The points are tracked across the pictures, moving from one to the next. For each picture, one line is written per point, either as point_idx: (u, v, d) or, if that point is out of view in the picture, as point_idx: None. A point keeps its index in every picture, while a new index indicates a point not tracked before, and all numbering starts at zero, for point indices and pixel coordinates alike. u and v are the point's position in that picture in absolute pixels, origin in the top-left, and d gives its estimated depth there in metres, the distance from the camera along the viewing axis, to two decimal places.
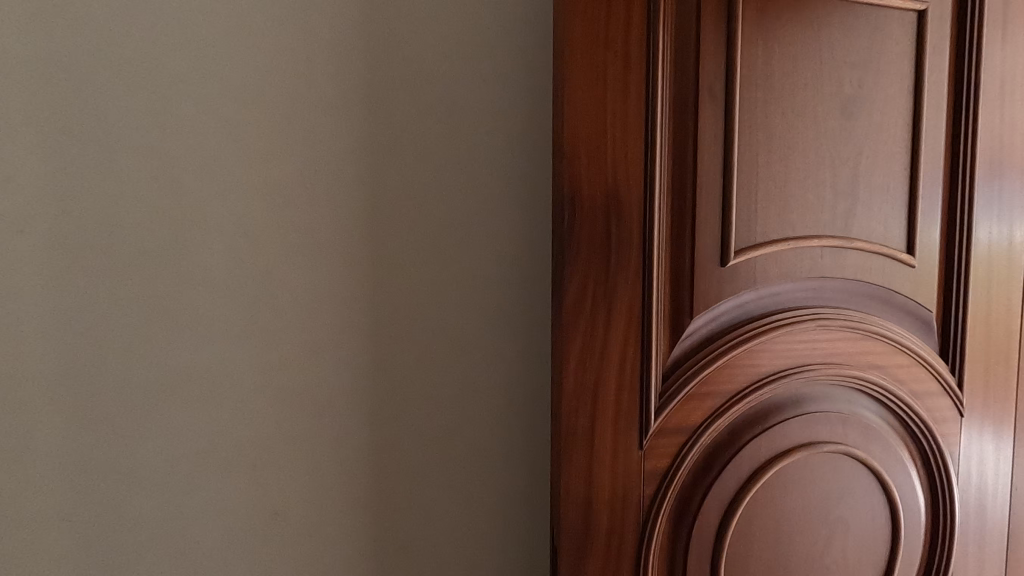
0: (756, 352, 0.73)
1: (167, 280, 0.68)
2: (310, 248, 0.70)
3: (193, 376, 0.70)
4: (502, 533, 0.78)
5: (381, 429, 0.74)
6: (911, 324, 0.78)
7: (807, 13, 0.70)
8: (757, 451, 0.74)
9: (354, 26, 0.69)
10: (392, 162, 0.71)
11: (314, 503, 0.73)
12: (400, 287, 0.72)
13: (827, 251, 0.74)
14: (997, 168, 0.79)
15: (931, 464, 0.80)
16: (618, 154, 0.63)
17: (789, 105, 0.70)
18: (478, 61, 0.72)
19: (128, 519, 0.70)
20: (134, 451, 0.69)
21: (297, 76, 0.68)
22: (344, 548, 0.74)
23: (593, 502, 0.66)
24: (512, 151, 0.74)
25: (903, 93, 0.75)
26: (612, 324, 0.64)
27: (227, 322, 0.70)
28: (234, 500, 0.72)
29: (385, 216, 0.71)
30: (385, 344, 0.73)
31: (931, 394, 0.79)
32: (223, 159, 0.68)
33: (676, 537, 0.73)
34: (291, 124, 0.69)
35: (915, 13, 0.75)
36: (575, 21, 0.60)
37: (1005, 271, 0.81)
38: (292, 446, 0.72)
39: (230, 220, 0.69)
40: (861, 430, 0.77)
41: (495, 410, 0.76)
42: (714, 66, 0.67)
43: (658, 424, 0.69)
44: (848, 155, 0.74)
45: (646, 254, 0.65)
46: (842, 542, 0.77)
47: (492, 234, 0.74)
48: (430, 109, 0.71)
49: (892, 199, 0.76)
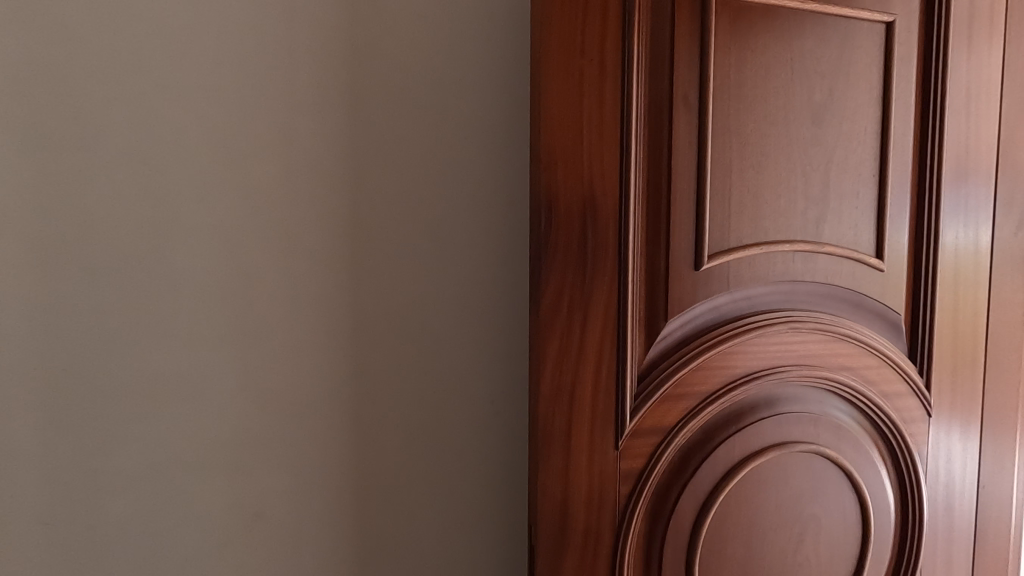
0: (731, 353, 0.75)
1: (188, 281, 0.76)
2: (318, 253, 0.79)
3: (210, 368, 0.78)
4: (491, 512, 0.86)
5: (377, 415, 0.82)
6: (881, 328, 0.83)
7: (780, 23, 0.73)
8: (732, 451, 0.76)
9: (358, 55, 0.77)
10: (387, 175, 0.79)
11: (316, 483, 0.81)
12: (395, 288, 0.81)
13: (800, 256, 0.77)
14: (963, 177, 0.84)
15: (900, 462, 0.85)
16: (592, 162, 0.67)
17: (762, 112, 0.73)
18: (468, 86, 0.81)
19: (150, 498, 0.77)
20: (156, 436, 0.77)
21: (307, 99, 0.77)
22: (344, 524, 0.82)
23: (570, 498, 0.69)
24: (495, 165, 0.82)
25: (872, 102, 0.79)
26: (586, 325, 0.68)
27: (244, 321, 0.78)
28: (248, 481, 0.80)
29: (381, 223, 0.80)
30: (386, 339, 0.81)
31: (899, 395, 0.84)
32: (241, 173, 0.76)
33: (652, 536, 0.74)
34: (301, 142, 0.77)
35: (884, 24, 0.79)
36: (551, 39, 0.64)
37: (970, 275, 0.86)
38: (295, 430, 0.80)
39: (246, 228, 0.77)
40: (832, 430, 0.80)
41: (481, 399, 0.84)
42: (688, 75, 0.70)
43: (634, 424, 0.71)
44: (821, 162, 0.76)
45: (620, 258, 0.69)
46: (814, 540, 0.79)
47: (479, 241, 0.83)
48: (422, 127, 0.80)
49: (861, 204, 0.79)
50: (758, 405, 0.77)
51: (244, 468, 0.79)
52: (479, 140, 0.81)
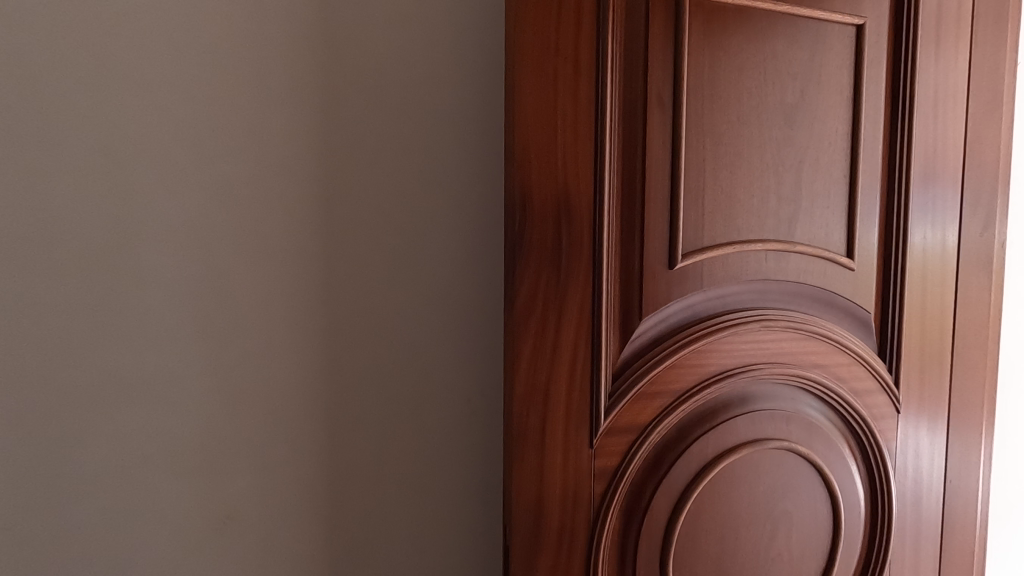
0: (704, 352, 0.75)
1: (157, 280, 0.75)
2: (291, 252, 0.78)
3: (180, 368, 0.76)
4: (467, 512, 0.86)
5: (351, 415, 0.81)
6: (851, 326, 0.85)
7: (753, 24, 0.74)
8: (705, 449, 0.77)
9: (332, 52, 0.77)
10: (361, 173, 0.79)
11: (289, 484, 0.80)
12: (370, 286, 0.80)
13: (772, 255, 0.78)
14: (931, 178, 0.86)
15: (870, 457, 0.86)
16: (567, 160, 0.67)
17: (736, 113, 0.74)
18: (442, 84, 0.80)
19: (118, 502, 0.76)
20: (125, 438, 0.76)
21: (279, 95, 0.76)
22: (317, 525, 0.82)
23: (544, 497, 0.69)
24: (470, 163, 0.82)
25: (843, 103, 0.80)
26: (561, 325, 0.68)
27: (215, 320, 0.77)
28: (219, 483, 0.78)
29: (356, 222, 0.79)
30: (360, 337, 0.81)
31: (869, 392, 0.86)
32: (211, 170, 0.75)
33: (627, 535, 0.75)
34: (273, 139, 0.76)
35: (854, 27, 0.80)
36: (525, 37, 0.64)
37: (937, 274, 0.88)
38: (267, 431, 0.79)
39: (217, 226, 0.76)
40: (804, 427, 0.81)
41: (456, 398, 0.84)
42: (662, 74, 0.70)
43: (608, 422, 0.71)
44: (793, 161, 0.77)
45: (594, 257, 0.69)
46: (786, 536, 0.80)
47: (455, 240, 0.82)
48: (397, 124, 0.79)
49: (832, 204, 0.81)
50: (731, 403, 0.78)
51: (216, 469, 0.78)
52: (454, 139, 0.81)
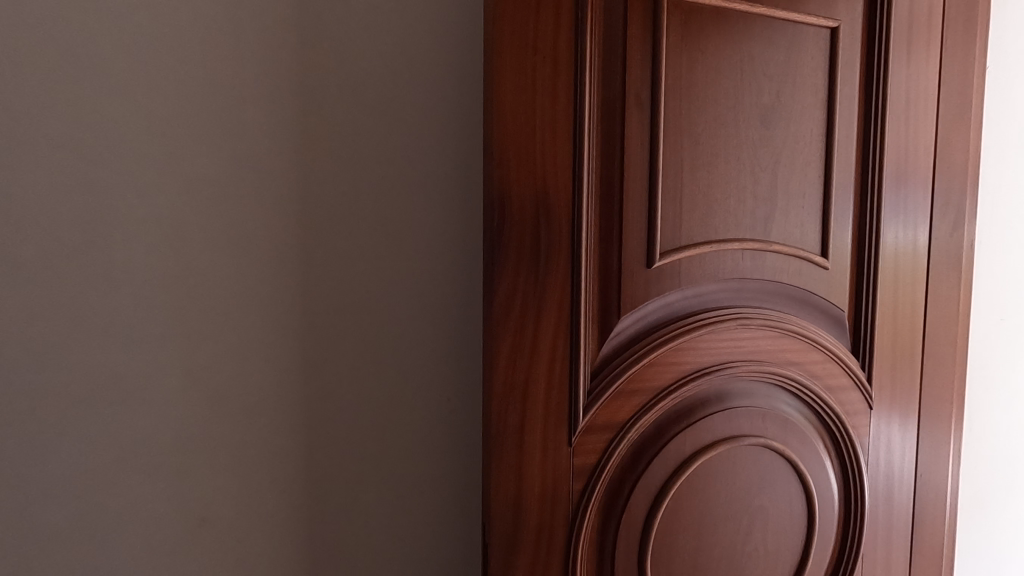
0: (682, 350, 0.76)
1: (130, 277, 0.73)
2: (268, 249, 0.77)
3: (154, 367, 0.75)
4: (446, 512, 0.86)
5: (329, 415, 0.81)
6: (826, 324, 0.86)
7: (729, 26, 0.74)
8: (683, 446, 0.77)
9: (310, 47, 0.76)
10: (339, 171, 0.78)
11: (265, 486, 0.80)
12: (348, 285, 0.80)
13: (749, 254, 0.79)
14: (903, 179, 0.87)
15: (843, 453, 0.88)
16: (546, 159, 0.67)
17: (713, 113, 0.74)
18: (422, 82, 0.80)
19: (90, 503, 0.74)
20: (95, 441, 0.74)
21: (256, 90, 0.75)
22: (294, 527, 0.81)
23: (523, 495, 0.69)
24: (449, 161, 0.82)
25: (818, 104, 0.81)
26: (540, 323, 0.68)
27: (190, 319, 0.76)
28: (194, 485, 0.77)
29: (333, 221, 0.79)
30: (338, 336, 0.80)
31: (843, 388, 0.87)
32: (186, 165, 0.74)
33: (605, 532, 0.75)
34: (249, 135, 0.75)
35: (829, 29, 0.81)
36: (504, 34, 0.64)
37: (909, 272, 0.90)
38: (243, 432, 0.78)
39: (192, 224, 0.75)
40: (779, 423, 0.83)
41: (435, 398, 0.84)
42: (640, 74, 0.70)
43: (587, 420, 0.72)
44: (769, 161, 0.78)
45: (573, 255, 0.69)
46: (762, 530, 0.81)
47: (434, 239, 0.82)
48: (375, 122, 0.79)
49: (807, 204, 0.82)
50: (708, 400, 0.79)
51: (191, 471, 0.77)
52: (434, 135, 0.81)
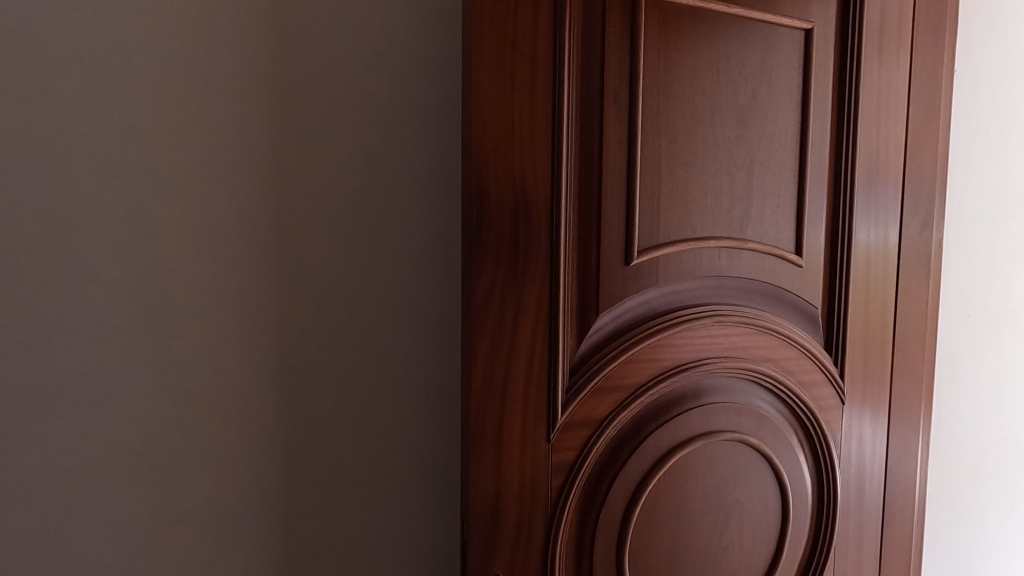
0: (660, 347, 0.77)
1: (98, 274, 0.72)
2: (243, 246, 0.76)
3: (125, 365, 0.74)
4: (425, 511, 0.85)
5: (305, 413, 0.80)
6: (799, 321, 0.88)
7: (706, 26, 0.75)
8: (660, 442, 0.78)
9: (284, 41, 0.75)
10: (315, 168, 0.78)
11: (240, 486, 0.79)
12: (325, 283, 0.79)
13: (725, 252, 0.80)
14: (875, 179, 0.89)
15: (816, 447, 0.90)
16: (525, 156, 0.67)
17: (690, 113, 0.75)
18: (399, 77, 0.79)
19: (57, 505, 0.73)
20: (64, 442, 0.73)
21: (229, 85, 0.74)
22: (268, 526, 0.80)
23: (502, 492, 0.69)
24: (427, 158, 0.81)
25: (792, 105, 0.82)
26: (519, 321, 0.68)
27: (162, 316, 0.75)
28: (167, 484, 0.76)
29: (310, 218, 0.78)
30: (314, 333, 0.80)
31: (816, 384, 0.89)
32: (157, 159, 0.73)
33: (583, 528, 0.76)
34: (222, 130, 0.75)
35: (803, 31, 0.82)
36: (482, 30, 0.64)
37: (880, 270, 0.92)
38: (217, 431, 0.77)
39: (165, 221, 0.74)
40: (754, 419, 0.84)
41: (413, 396, 0.83)
42: (618, 71, 0.71)
43: (565, 417, 0.72)
44: (745, 161, 0.79)
45: (552, 253, 0.69)
46: (737, 524, 0.83)
47: (411, 236, 0.81)
48: (352, 119, 0.78)
49: (782, 203, 0.83)
50: (685, 396, 0.80)
51: (163, 471, 0.76)
52: (412, 132, 0.80)
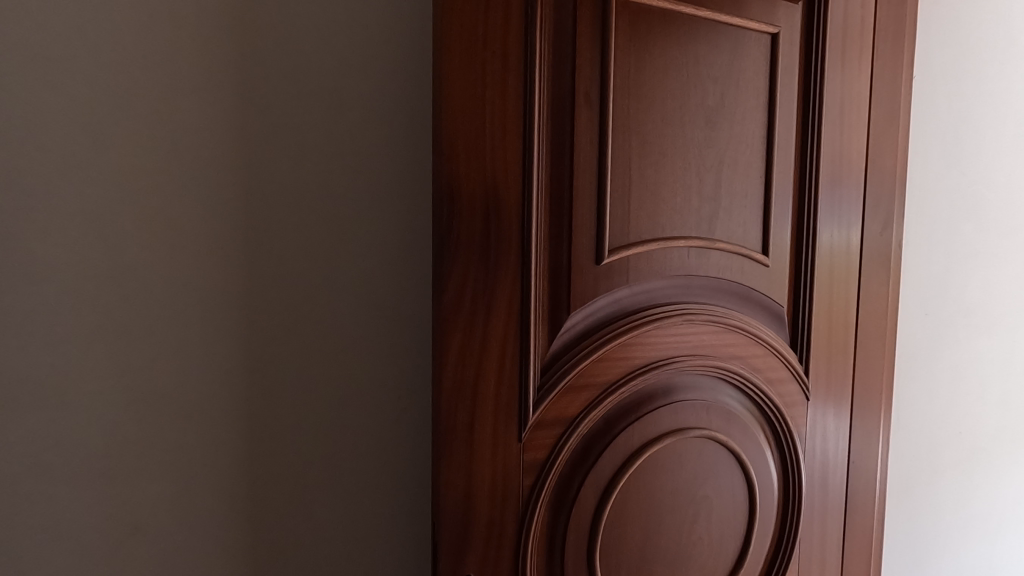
0: (630, 345, 0.77)
1: (56, 273, 0.70)
2: (208, 244, 0.75)
3: (84, 366, 0.72)
4: (396, 513, 0.84)
5: (272, 415, 0.79)
6: (766, 320, 0.89)
7: (675, 28, 0.76)
8: (631, 440, 0.79)
9: (251, 36, 0.74)
10: (281, 164, 0.76)
11: (204, 489, 0.77)
12: (292, 282, 0.78)
13: (694, 251, 0.81)
14: (838, 181, 0.92)
15: (782, 442, 0.92)
16: (496, 155, 0.66)
17: (660, 114, 0.76)
18: (368, 74, 0.78)
19: (14, 509, 0.71)
20: (19, 445, 0.71)
21: (193, 80, 0.73)
22: (235, 531, 0.79)
23: (473, 492, 0.69)
24: (398, 157, 0.80)
25: (759, 108, 0.84)
26: (490, 320, 0.68)
27: (124, 317, 0.73)
28: (128, 488, 0.75)
29: (277, 216, 0.77)
30: (282, 333, 0.78)
31: (782, 381, 0.91)
32: (118, 156, 0.71)
33: (555, 526, 0.76)
34: (185, 126, 0.73)
35: (769, 35, 0.84)
36: (453, 27, 0.63)
37: (843, 269, 0.94)
38: (180, 434, 0.76)
39: (125, 219, 0.72)
40: (723, 415, 0.85)
41: (384, 396, 0.82)
42: (589, 71, 0.71)
43: (537, 416, 0.72)
44: (713, 161, 0.81)
45: (523, 252, 0.69)
46: (706, 519, 0.84)
47: (381, 235, 0.80)
48: (319, 116, 0.77)
49: (749, 204, 0.85)
50: (655, 394, 0.81)
51: (123, 475, 0.74)
52: (383, 129, 0.79)
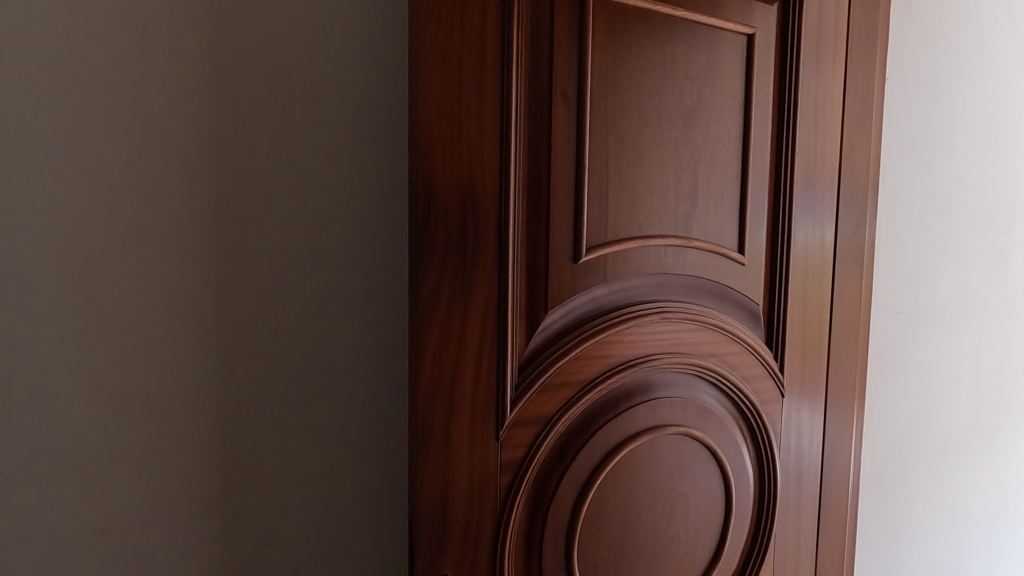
0: (608, 344, 0.78)
1: (20, 270, 0.69)
2: (180, 242, 0.74)
3: (51, 366, 0.71)
4: (373, 513, 0.84)
5: (247, 415, 0.78)
6: (742, 317, 0.90)
7: (652, 28, 0.76)
8: (608, 437, 0.79)
9: (224, 30, 0.73)
10: (255, 161, 0.75)
11: (176, 489, 0.76)
12: (267, 281, 0.77)
13: (671, 250, 0.81)
14: (813, 181, 0.93)
15: (758, 438, 0.93)
16: (473, 153, 0.66)
17: (637, 112, 0.76)
18: (345, 71, 0.77)
19: None
20: None
21: (163, 75, 0.71)
22: (207, 531, 0.78)
23: (450, 492, 0.69)
24: (375, 154, 0.80)
25: (735, 108, 0.85)
26: (467, 319, 0.68)
27: (93, 315, 0.71)
28: (97, 489, 0.73)
29: (250, 213, 0.76)
30: (256, 332, 0.77)
31: (757, 378, 0.92)
32: (85, 151, 0.70)
33: (533, 525, 0.76)
34: (155, 121, 0.72)
35: (745, 36, 0.85)
36: (429, 24, 0.63)
37: (817, 268, 0.96)
38: (151, 434, 0.75)
39: (92, 215, 0.70)
40: (699, 412, 0.86)
41: (361, 395, 0.82)
42: (566, 69, 0.71)
43: (515, 414, 0.72)
44: (690, 161, 0.81)
45: (500, 251, 0.69)
46: (683, 514, 0.85)
47: (358, 233, 0.80)
48: (294, 112, 0.76)
49: (726, 203, 0.85)
50: (633, 391, 0.81)
51: (92, 476, 0.73)
52: (359, 126, 0.79)
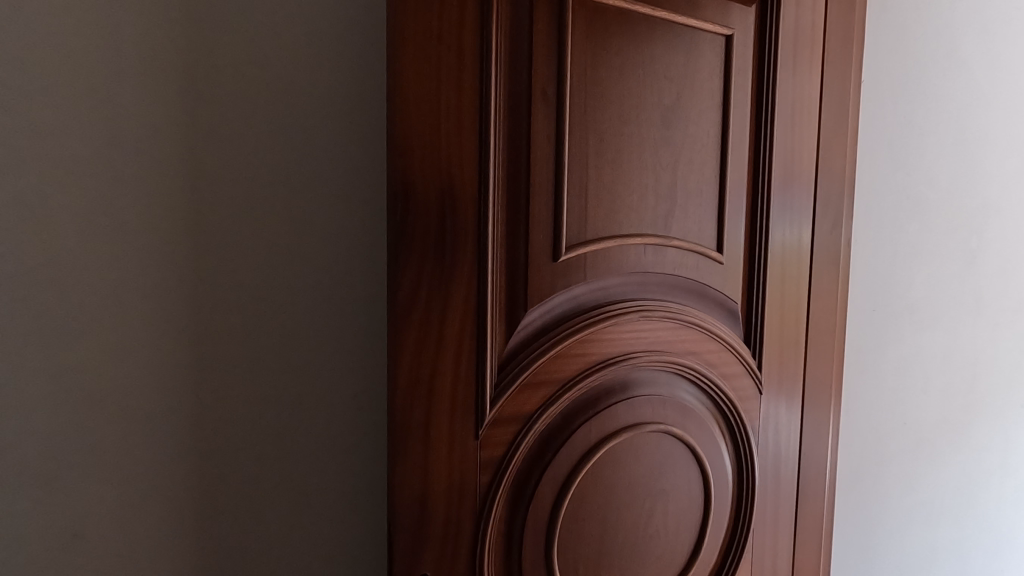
0: (587, 342, 0.78)
1: None
2: (155, 239, 0.72)
3: (19, 365, 0.69)
4: (352, 512, 0.83)
5: (223, 414, 0.77)
6: (721, 315, 0.91)
7: (631, 27, 0.77)
8: (588, 435, 0.79)
9: (199, 24, 0.72)
10: (232, 158, 0.74)
11: (150, 489, 0.75)
12: (244, 279, 0.76)
13: (650, 249, 0.82)
14: (790, 181, 0.94)
15: (736, 435, 0.94)
16: (451, 150, 0.66)
17: (616, 112, 0.77)
18: (323, 67, 0.77)
19: None
20: None
21: (137, 69, 0.70)
22: (183, 532, 0.77)
23: (429, 490, 0.68)
24: (353, 151, 0.79)
25: (713, 107, 0.86)
26: (446, 317, 0.67)
27: (63, 313, 0.70)
28: (69, 489, 0.72)
29: (227, 210, 0.75)
30: (234, 331, 0.76)
31: (736, 375, 0.93)
32: (56, 145, 0.68)
33: (513, 522, 0.76)
34: (129, 115, 0.70)
35: (724, 37, 0.85)
36: (407, 21, 0.62)
37: (794, 266, 0.97)
38: (126, 433, 0.73)
39: (64, 211, 0.69)
40: (678, 410, 0.87)
41: (340, 395, 0.81)
42: (545, 68, 0.71)
43: (494, 413, 0.72)
44: (669, 160, 0.82)
45: (479, 249, 0.69)
46: (662, 511, 0.85)
47: (336, 231, 0.79)
48: (272, 109, 0.75)
49: (705, 202, 0.86)
50: (612, 389, 0.82)
51: (63, 476, 0.72)
52: (337, 123, 0.78)
